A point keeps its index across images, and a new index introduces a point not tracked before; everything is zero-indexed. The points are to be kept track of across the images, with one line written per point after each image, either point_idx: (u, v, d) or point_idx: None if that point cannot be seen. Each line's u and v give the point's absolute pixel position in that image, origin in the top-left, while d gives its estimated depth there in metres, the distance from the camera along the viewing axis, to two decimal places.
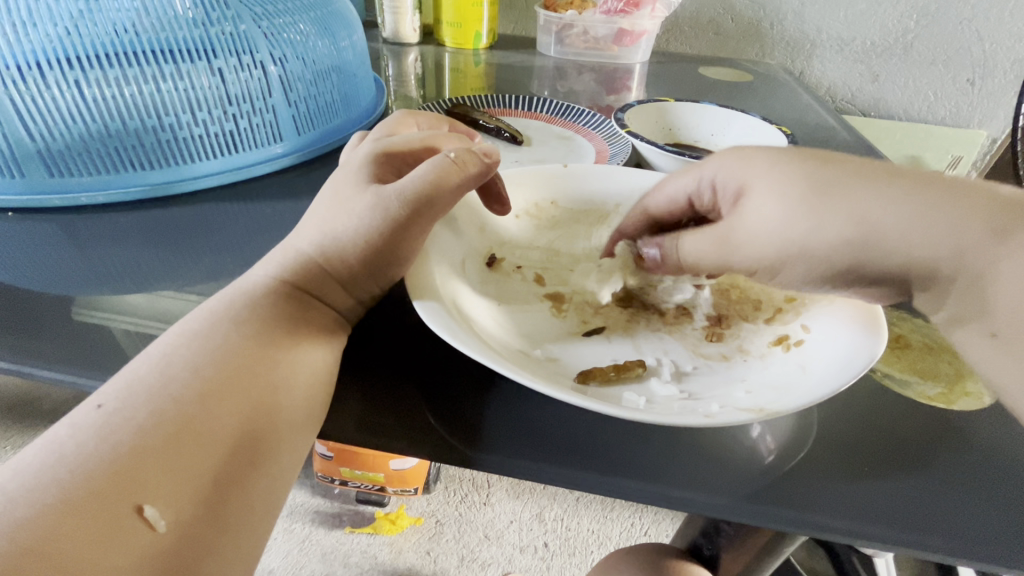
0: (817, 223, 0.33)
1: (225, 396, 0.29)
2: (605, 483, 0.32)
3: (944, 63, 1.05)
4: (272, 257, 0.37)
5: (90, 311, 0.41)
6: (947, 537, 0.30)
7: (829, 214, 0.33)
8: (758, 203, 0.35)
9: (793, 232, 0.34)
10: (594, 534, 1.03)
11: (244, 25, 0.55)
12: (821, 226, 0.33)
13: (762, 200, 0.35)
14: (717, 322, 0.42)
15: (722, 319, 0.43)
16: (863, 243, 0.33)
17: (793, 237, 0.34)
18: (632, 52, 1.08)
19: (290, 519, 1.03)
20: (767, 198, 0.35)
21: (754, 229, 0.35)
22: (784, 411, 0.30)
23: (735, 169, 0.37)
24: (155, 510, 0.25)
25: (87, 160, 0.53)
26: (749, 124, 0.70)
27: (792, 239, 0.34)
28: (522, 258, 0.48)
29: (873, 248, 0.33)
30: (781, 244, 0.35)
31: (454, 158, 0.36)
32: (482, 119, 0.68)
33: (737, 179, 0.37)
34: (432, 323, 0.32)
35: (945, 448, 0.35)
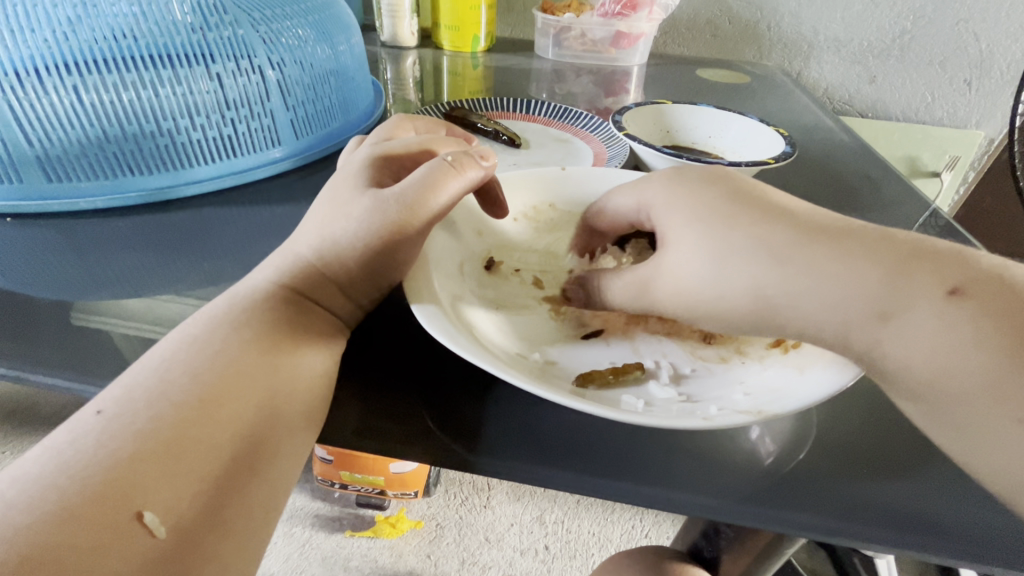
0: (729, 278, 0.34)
1: (224, 401, 0.29)
2: (604, 486, 0.32)
3: (941, 64, 1.05)
4: (271, 262, 0.37)
5: (89, 316, 0.41)
6: (947, 538, 0.30)
7: (736, 266, 0.34)
8: (679, 250, 0.35)
9: (706, 287, 0.34)
10: (594, 537, 1.03)
11: (242, 30, 0.55)
12: (728, 285, 0.34)
13: (682, 249, 0.35)
14: None
15: None
16: (773, 304, 0.33)
17: (707, 286, 0.34)
18: (630, 54, 1.09)
19: (290, 523, 1.03)
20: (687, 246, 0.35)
21: (672, 279, 0.35)
22: (782, 413, 0.30)
23: (664, 209, 0.38)
24: (155, 516, 0.25)
25: (86, 165, 0.53)
26: (747, 126, 0.70)
27: (704, 295, 0.34)
28: (521, 260, 0.48)
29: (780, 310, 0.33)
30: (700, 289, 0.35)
31: (451, 161, 0.37)
32: (480, 122, 0.68)
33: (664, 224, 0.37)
34: (431, 326, 0.32)
35: (944, 450, 0.35)
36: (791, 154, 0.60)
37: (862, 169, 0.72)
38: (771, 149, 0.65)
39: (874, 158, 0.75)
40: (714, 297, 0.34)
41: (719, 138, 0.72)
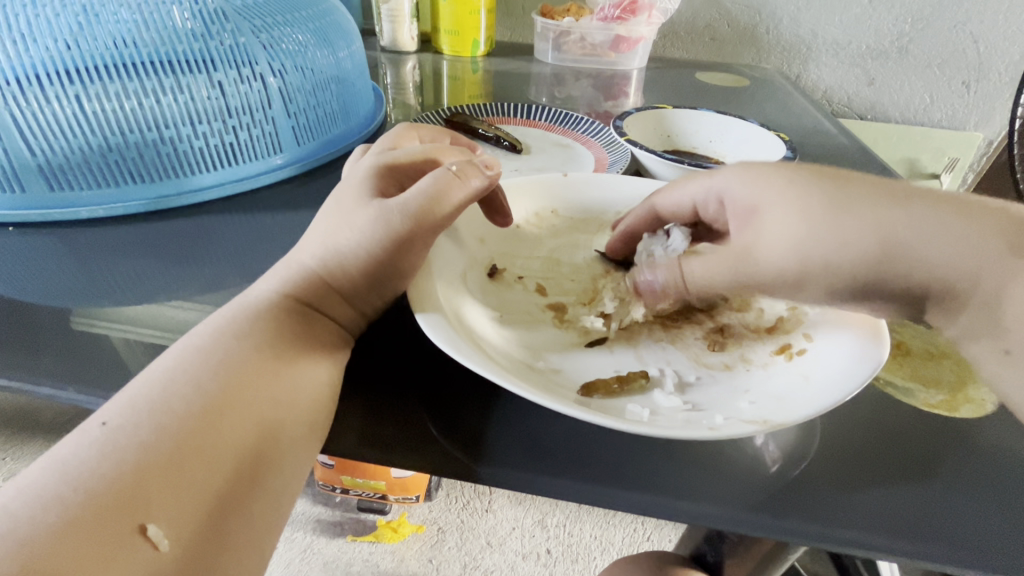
0: (838, 235, 0.35)
1: (229, 412, 0.29)
2: (610, 495, 0.32)
3: (939, 66, 1.05)
4: (275, 271, 0.37)
5: (91, 320, 0.42)
6: (953, 546, 0.30)
7: (845, 229, 0.35)
8: (779, 218, 0.36)
9: (814, 247, 0.35)
10: (596, 540, 1.03)
11: (244, 37, 0.55)
12: (840, 239, 0.35)
13: (776, 211, 0.37)
14: (719, 331, 0.42)
15: (724, 328, 0.43)
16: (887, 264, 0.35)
17: (816, 253, 0.35)
18: (629, 58, 1.09)
19: (291, 528, 1.02)
20: (782, 209, 0.36)
21: (775, 236, 0.36)
22: (789, 423, 0.30)
23: (746, 188, 0.39)
24: (158, 529, 0.25)
25: (87, 173, 0.53)
26: (747, 131, 0.70)
27: (813, 251, 0.35)
28: (524, 267, 0.48)
29: (892, 263, 0.35)
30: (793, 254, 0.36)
31: (455, 170, 0.36)
32: (481, 127, 0.69)
33: (750, 195, 0.39)
34: (435, 336, 0.32)
35: (948, 456, 0.35)
36: (792, 158, 0.60)
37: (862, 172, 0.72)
38: (772, 154, 0.65)
39: (873, 161, 0.75)
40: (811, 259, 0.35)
41: (719, 142, 0.72)
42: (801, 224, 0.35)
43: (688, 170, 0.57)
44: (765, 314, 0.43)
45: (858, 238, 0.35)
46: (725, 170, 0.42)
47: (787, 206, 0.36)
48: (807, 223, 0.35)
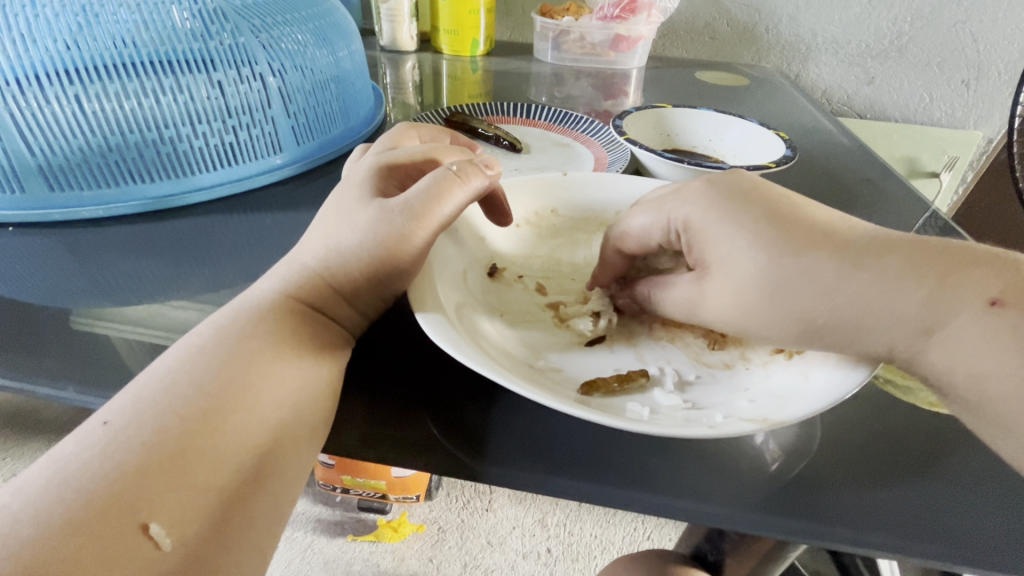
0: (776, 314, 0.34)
1: (229, 412, 0.29)
2: (610, 495, 0.32)
3: (939, 65, 1.05)
4: (275, 271, 0.37)
5: (92, 320, 0.42)
6: (952, 544, 0.30)
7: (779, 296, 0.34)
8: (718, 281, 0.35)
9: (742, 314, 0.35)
10: (596, 540, 1.03)
11: (243, 37, 0.55)
12: (774, 316, 0.34)
13: (725, 279, 0.35)
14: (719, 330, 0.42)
15: None
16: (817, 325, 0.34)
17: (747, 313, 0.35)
18: (628, 57, 1.09)
19: (292, 527, 1.03)
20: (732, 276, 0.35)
21: (721, 304, 0.36)
22: (788, 421, 0.31)
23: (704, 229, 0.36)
24: (160, 528, 0.25)
25: (87, 173, 0.53)
26: (747, 130, 0.70)
27: (746, 319, 0.35)
28: (524, 267, 0.48)
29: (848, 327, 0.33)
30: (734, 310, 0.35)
31: (455, 170, 0.37)
32: (481, 127, 0.69)
33: (704, 249, 0.36)
34: (435, 335, 0.32)
35: (948, 455, 0.35)
36: (792, 157, 0.60)
37: (862, 171, 0.72)
38: (772, 153, 0.65)
39: (873, 160, 0.75)
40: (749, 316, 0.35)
41: (719, 141, 0.72)
42: (746, 296, 0.34)
43: (688, 169, 0.56)
44: None
45: (794, 315, 0.34)
46: (685, 200, 0.38)
47: (736, 276, 0.35)
48: (753, 295, 0.34)
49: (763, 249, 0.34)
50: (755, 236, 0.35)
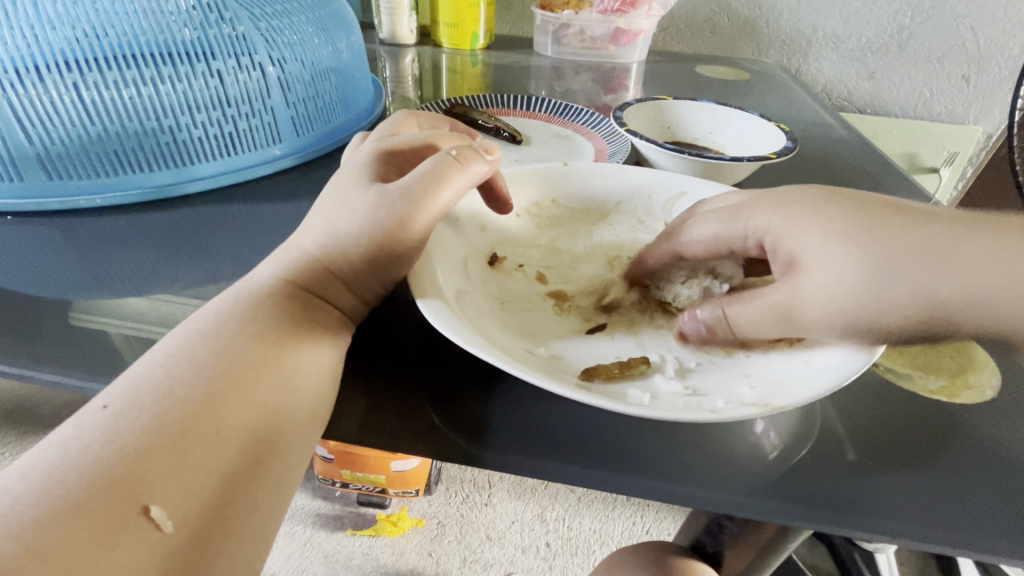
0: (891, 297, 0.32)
1: (230, 396, 0.29)
2: (612, 481, 0.32)
3: (939, 60, 1.05)
4: (275, 258, 0.36)
5: (89, 315, 0.41)
6: (953, 530, 0.30)
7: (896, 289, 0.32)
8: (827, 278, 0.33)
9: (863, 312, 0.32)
10: (595, 534, 1.03)
11: (242, 26, 0.55)
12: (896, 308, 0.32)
13: (826, 265, 0.33)
14: None
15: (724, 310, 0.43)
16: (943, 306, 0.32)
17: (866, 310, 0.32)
18: (629, 51, 1.09)
19: (291, 521, 1.03)
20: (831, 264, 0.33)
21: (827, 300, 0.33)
22: (789, 405, 0.31)
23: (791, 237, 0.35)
24: (162, 511, 0.25)
25: (86, 162, 0.53)
26: (747, 122, 0.70)
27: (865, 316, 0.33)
28: (524, 256, 0.48)
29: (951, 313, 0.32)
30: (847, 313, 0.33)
31: (455, 155, 0.37)
32: (481, 118, 0.68)
33: (793, 248, 0.35)
34: (436, 320, 0.32)
35: (947, 440, 0.35)
36: (792, 149, 0.60)
37: (862, 164, 0.72)
38: (772, 145, 0.65)
39: (873, 153, 0.75)
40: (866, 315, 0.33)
41: (720, 134, 0.72)
42: (847, 288, 0.33)
43: (689, 160, 0.56)
44: None
45: (914, 296, 0.32)
46: (761, 212, 0.38)
47: (834, 262, 0.33)
48: (859, 280, 0.32)
49: (859, 226, 0.34)
50: (847, 226, 0.34)
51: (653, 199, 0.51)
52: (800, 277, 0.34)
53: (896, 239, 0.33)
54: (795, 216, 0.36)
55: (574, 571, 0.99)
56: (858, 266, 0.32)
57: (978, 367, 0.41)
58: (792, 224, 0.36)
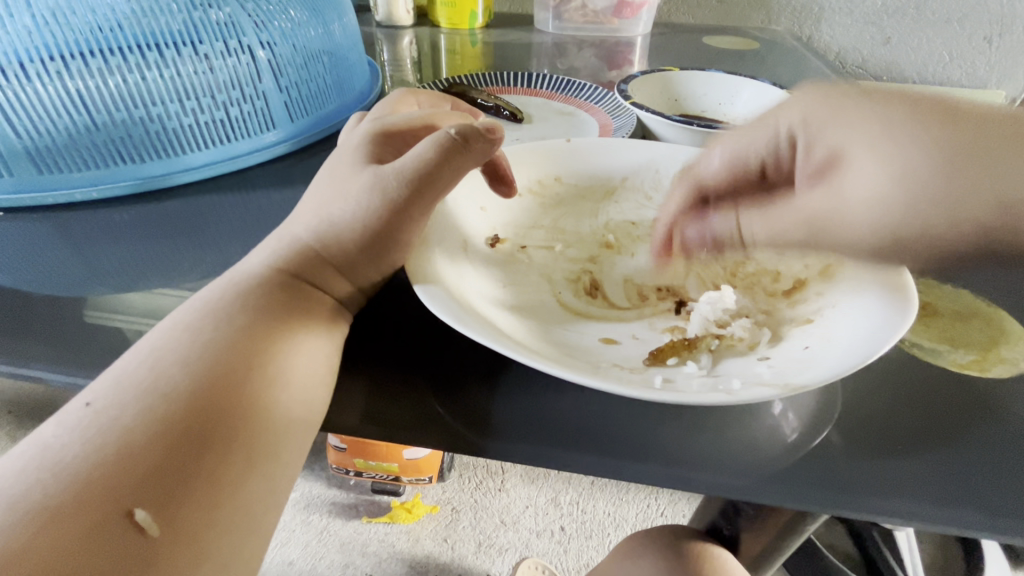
0: (954, 190, 0.30)
1: (215, 390, 0.27)
2: (622, 468, 0.30)
3: (959, 21, 1.00)
4: (268, 245, 0.35)
5: (147, 317, 0.39)
6: (988, 512, 0.29)
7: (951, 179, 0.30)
8: (861, 169, 0.31)
9: (890, 203, 0.31)
10: (610, 517, 1.03)
11: (229, 8, 0.53)
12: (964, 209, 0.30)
13: (867, 169, 0.31)
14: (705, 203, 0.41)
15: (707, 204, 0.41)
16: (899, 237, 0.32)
17: (899, 208, 0.31)
18: (633, 24, 1.05)
19: (308, 511, 1.03)
20: (868, 165, 0.31)
21: (856, 204, 0.31)
22: (812, 385, 0.29)
23: (826, 126, 0.34)
24: (146, 515, 0.24)
25: (76, 155, 0.51)
26: (759, 91, 0.67)
27: (893, 218, 0.31)
28: (527, 237, 0.46)
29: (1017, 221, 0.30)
30: (883, 200, 0.31)
31: (455, 134, 0.35)
32: (481, 97, 0.66)
33: (832, 145, 0.33)
34: (434, 307, 0.30)
35: (979, 417, 0.33)
36: None
37: None
38: None
39: (892, 119, 0.71)
40: (896, 195, 0.30)
41: (730, 104, 0.69)
42: (889, 189, 0.31)
43: (699, 131, 0.54)
44: (782, 279, 0.42)
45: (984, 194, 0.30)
46: (796, 103, 0.37)
47: (871, 179, 0.31)
48: (891, 190, 0.31)
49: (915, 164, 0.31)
50: (895, 123, 0.32)
51: (661, 172, 0.49)
52: (836, 180, 0.33)
53: (963, 165, 0.30)
54: (861, 133, 0.32)
55: (590, 553, 0.98)
56: (900, 183, 0.30)
57: (1011, 340, 0.38)
58: (838, 124, 0.34)
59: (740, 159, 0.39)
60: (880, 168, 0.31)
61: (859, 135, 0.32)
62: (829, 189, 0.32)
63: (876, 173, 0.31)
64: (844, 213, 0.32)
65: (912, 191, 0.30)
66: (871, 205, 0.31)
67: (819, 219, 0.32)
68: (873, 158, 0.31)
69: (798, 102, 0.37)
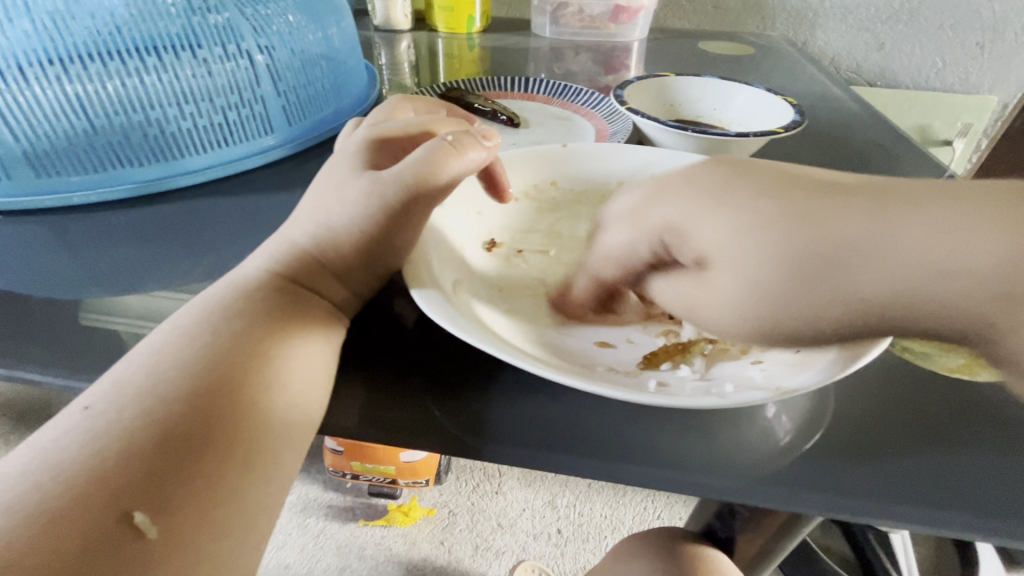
0: (815, 297, 0.27)
1: (214, 394, 0.28)
2: (617, 471, 0.31)
3: (952, 27, 1.01)
4: (266, 250, 0.35)
5: (146, 320, 0.40)
6: (978, 514, 0.29)
7: (813, 285, 0.26)
8: (726, 276, 0.29)
9: (753, 309, 0.28)
10: (607, 520, 1.03)
11: (228, 13, 0.54)
12: (825, 307, 0.27)
13: (728, 276, 0.29)
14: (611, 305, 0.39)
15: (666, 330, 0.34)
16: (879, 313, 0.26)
17: (753, 313, 0.28)
18: (630, 29, 1.06)
19: (304, 514, 1.03)
20: (731, 276, 0.28)
21: (711, 306, 0.30)
22: (802, 390, 0.29)
23: (658, 209, 0.31)
24: (145, 517, 0.24)
25: (75, 159, 0.52)
26: (753, 96, 0.68)
27: (755, 318, 0.29)
28: (523, 241, 0.46)
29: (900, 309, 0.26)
30: (734, 303, 0.29)
31: (451, 141, 0.35)
32: (478, 102, 0.66)
33: (693, 247, 0.30)
34: (431, 311, 0.31)
35: (969, 420, 0.34)
36: (801, 122, 0.58)
37: (876, 135, 0.69)
38: (779, 119, 0.62)
39: (885, 123, 0.72)
40: (749, 299, 0.28)
41: (725, 110, 0.69)
42: (743, 297, 0.28)
43: (694, 137, 0.54)
44: None
45: (835, 295, 0.26)
46: (664, 190, 0.31)
47: (752, 267, 0.28)
48: (752, 300, 0.28)
49: (789, 243, 0.27)
50: (759, 205, 0.28)
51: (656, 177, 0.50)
52: (712, 275, 0.29)
53: (824, 269, 0.26)
54: (706, 223, 0.29)
55: (586, 556, 0.99)
56: (760, 291, 0.28)
57: None
58: (693, 217, 0.29)
59: (624, 250, 0.33)
60: (743, 264, 0.28)
61: (716, 229, 0.28)
62: (702, 282, 0.30)
63: (749, 265, 0.28)
64: (712, 310, 0.30)
65: (766, 297, 0.28)
66: (725, 312, 0.30)
67: (687, 312, 0.32)
68: (731, 243, 0.28)
69: (675, 172, 0.32)
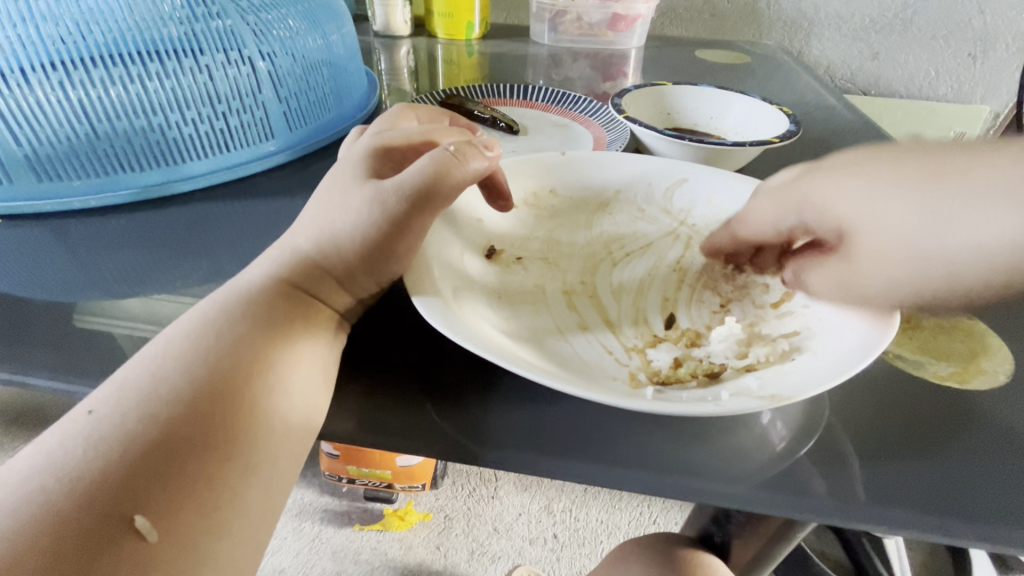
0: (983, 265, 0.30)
1: (216, 400, 0.28)
2: (613, 476, 0.31)
3: (945, 37, 1.03)
4: (268, 256, 0.36)
5: (147, 324, 0.40)
6: (970, 520, 0.29)
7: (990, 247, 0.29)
8: (879, 236, 0.32)
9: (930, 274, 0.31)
10: (603, 524, 1.03)
11: (230, 20, 0.54)
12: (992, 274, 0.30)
13: (882, 232, 0.32)
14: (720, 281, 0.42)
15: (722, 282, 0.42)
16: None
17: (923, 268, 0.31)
18: (627, 37, 1.07)
19: (300, 518, 1.03)
20: (888, 230, 0.32)
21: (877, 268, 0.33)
22: (796, 397, 0.30)
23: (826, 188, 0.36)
24: (147, 521, 0.25)
25: (76, 163, 0.52)
26: (750, 106, 0.68)
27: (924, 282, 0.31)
28: (522, 248, 0.47)
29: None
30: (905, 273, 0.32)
31: (453, 150, 0.36)
32: (478, 109, 0.67)
33: (841, 218, 0.35)
34: (432, 318, 0.31)
35: (960, 427, 0.34)
36: (796, 131, 0.58)
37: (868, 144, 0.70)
38: (775, 129, 0.63)
39: (877, 133, 0.73)
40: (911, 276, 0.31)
41: (721, 119, 0.70)
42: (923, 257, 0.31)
43: (691, 146, 0.55)
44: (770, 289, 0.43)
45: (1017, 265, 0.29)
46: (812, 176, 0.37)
47: (890, 239, 0.32)
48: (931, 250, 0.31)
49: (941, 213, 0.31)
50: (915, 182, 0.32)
51: (653, 186, 0.50)
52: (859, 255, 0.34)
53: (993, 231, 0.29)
54: (870, 198, 0.33)
55: (582, 561, 0.99)
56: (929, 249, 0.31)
57: (991, 353, 0.40)
58: (834, 194, 0.35)
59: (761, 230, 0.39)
60: (904, 229, 0.31)
61: (862, 199, 0.33)
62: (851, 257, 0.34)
63: (893, 215, 0.32)
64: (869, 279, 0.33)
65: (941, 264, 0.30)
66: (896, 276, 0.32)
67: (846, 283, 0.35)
68: (887, 221, 0.32)
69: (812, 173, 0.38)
